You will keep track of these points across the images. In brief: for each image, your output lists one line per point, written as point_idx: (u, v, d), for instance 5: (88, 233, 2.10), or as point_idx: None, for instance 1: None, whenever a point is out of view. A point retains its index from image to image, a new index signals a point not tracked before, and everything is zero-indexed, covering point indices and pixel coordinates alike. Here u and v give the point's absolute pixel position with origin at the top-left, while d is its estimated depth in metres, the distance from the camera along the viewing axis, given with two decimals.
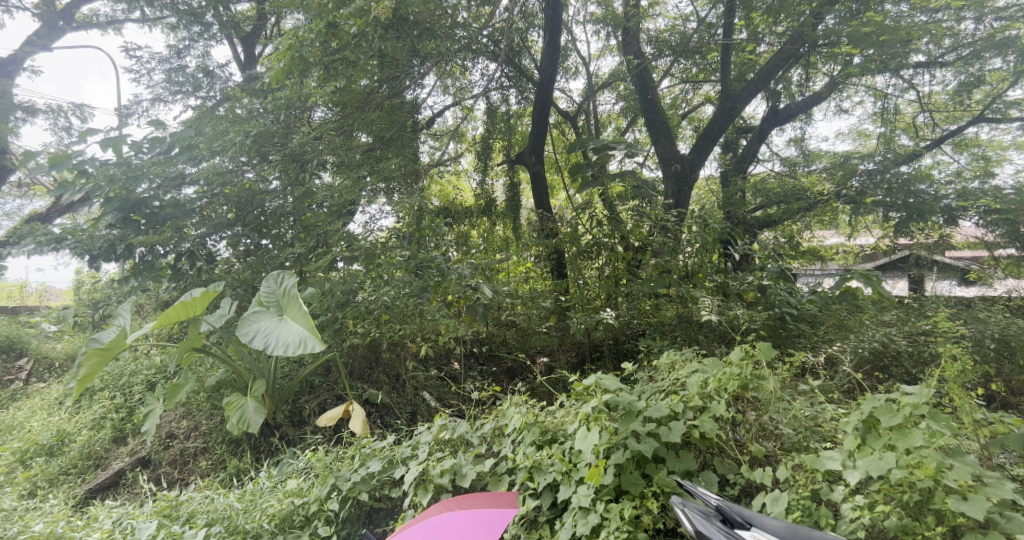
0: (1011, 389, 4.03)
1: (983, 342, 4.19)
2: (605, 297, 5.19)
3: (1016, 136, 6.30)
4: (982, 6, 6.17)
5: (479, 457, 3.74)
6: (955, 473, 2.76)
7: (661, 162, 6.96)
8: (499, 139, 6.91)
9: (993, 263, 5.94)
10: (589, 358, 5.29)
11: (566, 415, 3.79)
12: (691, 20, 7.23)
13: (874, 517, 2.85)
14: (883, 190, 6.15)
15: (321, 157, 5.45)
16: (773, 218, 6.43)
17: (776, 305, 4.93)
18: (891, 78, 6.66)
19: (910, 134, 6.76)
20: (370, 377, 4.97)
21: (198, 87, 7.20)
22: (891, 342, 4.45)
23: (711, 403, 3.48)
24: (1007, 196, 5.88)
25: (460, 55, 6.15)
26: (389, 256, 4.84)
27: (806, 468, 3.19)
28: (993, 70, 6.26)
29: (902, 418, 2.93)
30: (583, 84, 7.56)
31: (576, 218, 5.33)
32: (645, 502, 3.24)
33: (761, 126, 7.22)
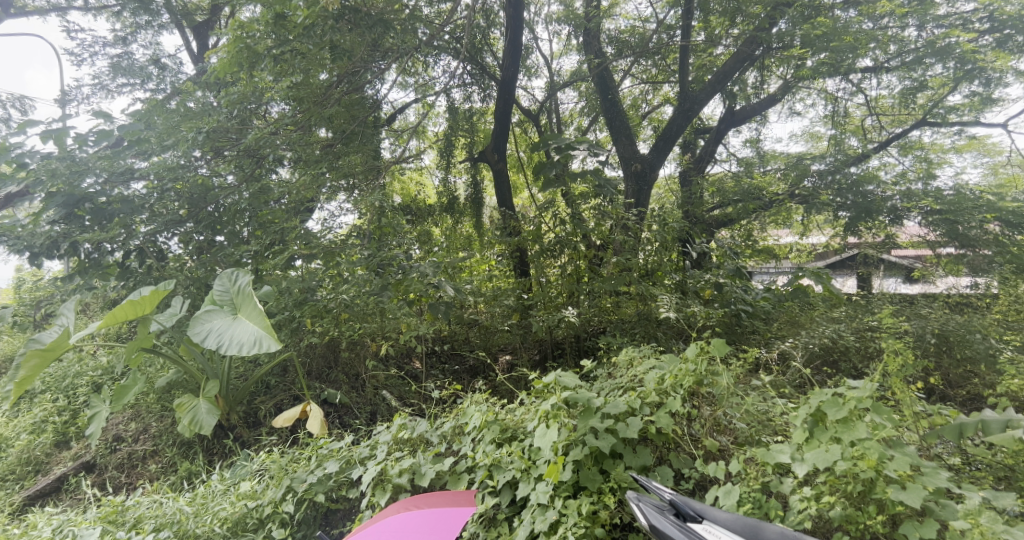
0: (949, 382, 4.17)
1: (924, 337, 4.35)
2: (568, 294, 5.25)
3: (955, 141, 6.69)
4: (925, 14, 6.33)
5: (439, 456, 3.73)
6: (895, 463, 2.87)
7: (622, 162, 7.06)
8: (463, 136, 6.85)
9: (935, 261, 6.15)
10: (550, 355, 5.36)
11: (526, 413, 3.82)
12: (650, 22, 7.30)
13: (820, 507, 2.96)
14: (834, 190, 6.45)
15: (278, 151, 5.34)
16: (731, 217, 6.47)
17: (731, 302, 5.03)
18: (841, 81, 6.80)
19: (858, 136, 6.97)
20: (327, 377, 4.90)
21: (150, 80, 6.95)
22: (840, 338, 4.61)
23: (667, 399, 3.56)
24: (946, 197, 6.15)
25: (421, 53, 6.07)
26: (349, 254, 4.76)
27: (757, 461, 3.29)
28: (934, 76, 6.47)
29: (847, 412, 3.03)
30: (544, 84, 7.58)
31: (539, 216, 5.36)
32: (602, 497, 3.29)
33: (718, 127, 7.39)
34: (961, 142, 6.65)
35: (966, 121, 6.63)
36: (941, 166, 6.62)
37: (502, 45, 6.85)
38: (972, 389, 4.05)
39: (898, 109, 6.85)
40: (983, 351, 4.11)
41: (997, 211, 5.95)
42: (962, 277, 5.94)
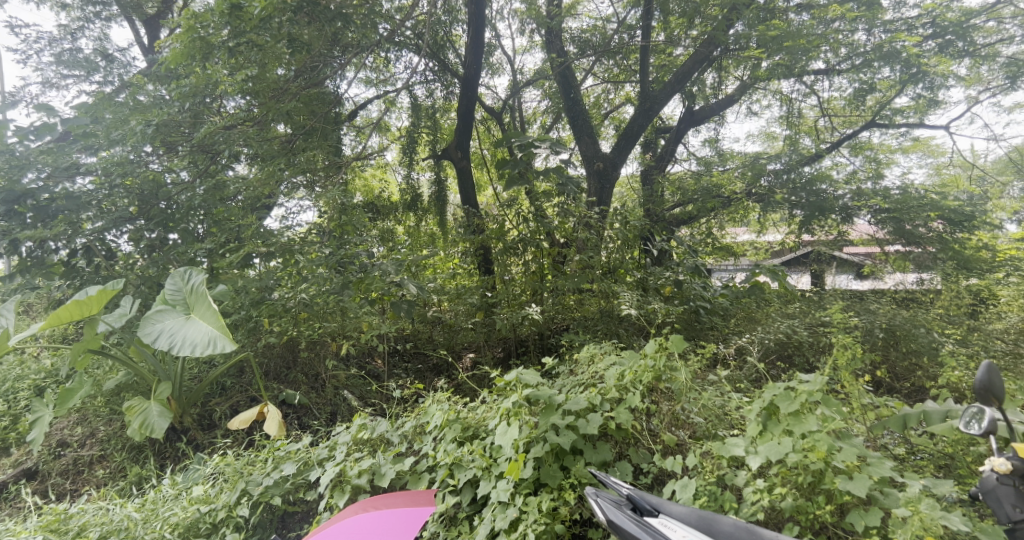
0: (895, 374, 4.31)
1: (873, 331, 4.48)
2: (531, 292, 5.25)
3: (901, 141, 7.29)
4: (873, 19, 6.39)
5: (399, 456, 3.71)
6: (843, 454, 2.96)
7: (585, 161, 7.04)
8: (425, 132, 6.79)
9: (884, 258, 6.54)
10: (514, 353, 5.36)
11: (488, 411, 3.83)
12: (612, 21, 7.34)
13: (773, 499, 3.03)
14: (789, 189, 6.56)
15: (233, 147, 5.17)
16: (691, 215, 6.75)
17: (690, 298, 5.10)
18: (795, 83, 7.00)
19: (812, 137, 7.48)
20: (286, 377, 4.80)
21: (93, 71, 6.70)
22: (794, 333, 4.73)
23: (626, 395, 3.60)
24: (894, 197, 6.36)
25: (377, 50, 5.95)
26: (308, 252, 4.67)
27: (713, 455, 3.36)
28: (882, 79, 6.68)
29: (799, 405, 3.12)
30: (507, 82, 7.59)
31: (501, 213, 5.39)
32: (562, 494, 3.31)
33: (679, 127, 7.70)
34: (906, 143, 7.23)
35: (913, 123, 7.19)
36: (889, 165, 7.12)
37: (464, 42, 6.86)
38: (916, 381, 4.16)
39: (849, 111, 7.27)
40: (926, 344, 4.23)
41: (942, 209, 6.15)
42: (908, 273, 6.26)
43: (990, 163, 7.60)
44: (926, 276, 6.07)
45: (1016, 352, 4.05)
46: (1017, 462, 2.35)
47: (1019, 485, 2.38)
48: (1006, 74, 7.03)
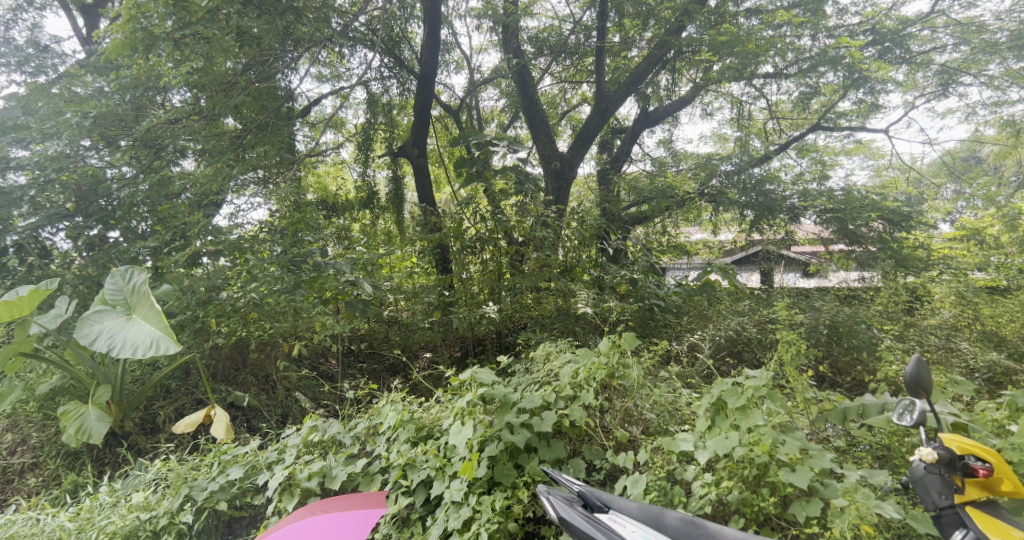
0: (838, 369, 4.43)
1: (817, 328, 4.62)
2: (489, 291, 5.26)
3: (845, 144, 7.70)
4: (818, 25, 6.61)
5: (352, 458, 3.65)
6: (786, 447, 3.04)
7: (542, 160, 7.04)
8: (381, 129, 6.76)
9: (829, 257, 6.77)
10: (471, 352, 5.31)
11: (442, 411, 3.80)
12: (568, 21, 7.35)
13: (720, 492, 3.09)
14: (740, 190, 6.70)
15: (178, 142, 5.01)
16: (646, 214, 6.88)
17: (645, 297, 5.18)
18: (745, 87, 7.16)
19: (761, 138, 7.67)
20: (234, 379, 4.67)
21: (20, 59, 6.31)
22: (743, 330, 4.87)
23: (581, 392, 3.63)
24: (838, 198, 6.60)
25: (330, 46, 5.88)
26: (260, 250, 4.57)
27: (664, 450, 3.41)
28: (827, 83, 6.88)
29: (746, 400, 3.20)
30: (465, 80, 7.57)
31: (460, 211, 5.29)
32: (516, 492, 3.32)
33: (634, 128, 7.84)
34: (850, 145, 7.67)
35: (856, 126, 7.58)
36: (834, 167, 7.36)
37: (421, 40, 6.81)
38: (857, 376, 4.29)
39: (796, 114, 7.58)
40: (866, 340, 4.40)
41: (881, 210, 6.50)
42: (851, 270, 6.51)
43: (926, 166, 8.09)
44: (867, 273, 6.36)
45: (947, 346, 4.25)
46: (943, 452, 2.42)
47: (946, 474, 2.44)
48: (939, 81, 7.51)
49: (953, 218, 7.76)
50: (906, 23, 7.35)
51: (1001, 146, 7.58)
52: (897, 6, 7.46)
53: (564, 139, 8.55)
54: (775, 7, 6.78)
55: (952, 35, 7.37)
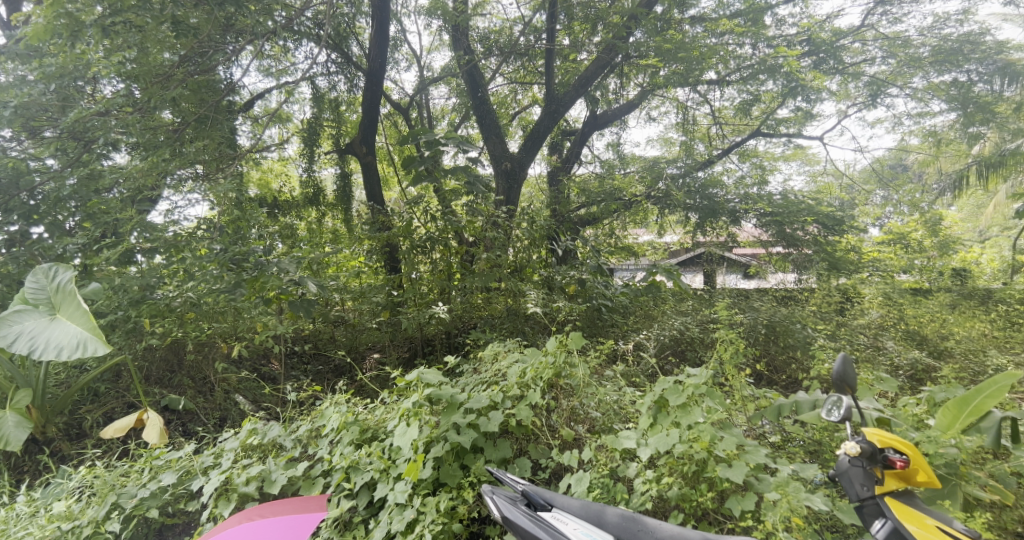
0: (773, 367, 4.60)
1: (756, 327, 4.76)
2: (439, 291, 5.18)
3: (783, 150, 8.09)
4: (758, 35, 6.86)
5: (292, 461, 3.56)
6: (724, 443, 3.11)
7: (493, 160, 7.03)
8: (328, 125, 6.66)
9: (767, 259, 7.08)
10: (420, 353, 5.23)
11: (387, 412, 3.75)
12: (518, 24, 7.42)
13: (660, 489, 3.16)
14: (687, 192, 6.90)
15: (111, 136, 4.78)
16: (595, 216, 6.85)
17: (593, 297, 5.27)
18: (690, 92, 7.37)
19: (705, 143, 7.79)
20: (169, 382, 4.49)
21: None
22: (686, 330, 5.00)
23: (527, 392, 3.65)
24: (777, 202, 6.91)
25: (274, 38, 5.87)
26: (197, 248, 4.39)
27: (607, 448, 3.46)
28: (766, 91, 7.13)
29: (686, 398, 3.29)
30: (415, 78, 7.53)
31: (409, 211, 5.21)
32: (461, 493, 3.31)
33: (583, 131, 7.95)
34: (787, 152, 8.07)
35: (793, 133, 7.90)
36: (773, 172, 7.66)
37: (368, 35, 6.69)
38: (790, 374, 4.45)
39: (738, 120, 7.78)
40: (801, 339, 4.54)
41: (816, 215, 6.76)
42: (788, 272, 6.88)
43: (857, 173, 8.46)
44: (803, 276, 6.61)
45: (875, 345, 4.46)
46: (865, 445, 2.53)
47: (867, 466, 2.55)
48: (869, 91, 7.85)
49: (882, 223, 8.34)
50: (840, 35, 7.78)
51: (924, 154, 8.29)
52: (832, 18, 7.82)
53: (515, 139, 8.58)
54: (718, 16, 7.00)
55: (881, 48, 7.75)
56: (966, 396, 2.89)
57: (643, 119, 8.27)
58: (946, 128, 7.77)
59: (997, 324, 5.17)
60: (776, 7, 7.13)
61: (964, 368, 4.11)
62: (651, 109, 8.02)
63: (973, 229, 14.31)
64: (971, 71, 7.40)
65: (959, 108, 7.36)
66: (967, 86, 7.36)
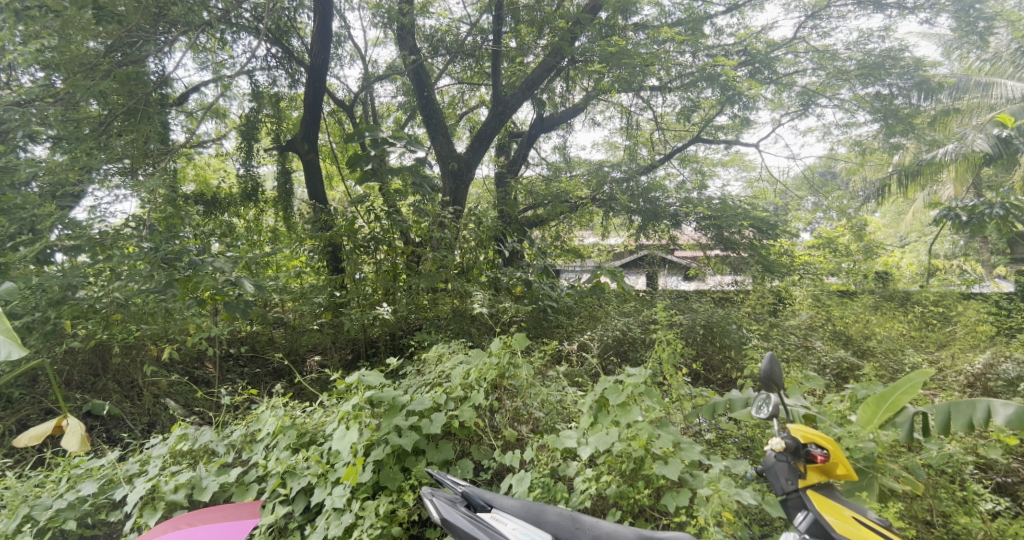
0: (710, 366, 4.74)
1: (694, 328, 4.87)
2: (384, 292, 5.05)
3: (722, 156, 8.43)
4: (697, 43, 7.01)
5: (225, 467, 3.43)
6: (661, 441, 3.18)
7: (439, 160, 7.00)
8: (267, 121, 6.49)
9: (706, 262, 7.30)
10: (363, 355, 5.12)
11: (327, 415, 3.67)
12: (462, 23, 7.35)
13: (599, 487, 3.19)
14: (629, 197, 6.97)
15: (30, 127, 4.34)
16: (542, 218, 7.01)
17: (539, 298, 5.36)
18: (633, 98, 7.50)
19: (649, 148, 8.10)
20: (92, 386, 4.25)
21: None
22: (629, 331, 5.10)
23: (471, 393, 3.64)
24: (715, 206, 7.10)
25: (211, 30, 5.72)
26: (124, 245, 4.13)
27: (548, 448, 3.48)
28: (705, 99, 7.33)
29: (625, 397, 3.34)
30: (359, 74, 7.32)
31: (352, 209, 5.10)
32: (401, 496, 3.26)
33: (530, 133, 7.96)
34: (724, 158, 8.41)
35: (731, 140, 8.25)
36: (711, 178, 7.99)
37: (310, 30, 6.54)
38: (725, 372, 4.59)
39: (679, 126, 8.06)
40: (736, 339, 4.69)
41: (752, 220, 7.00)
42: (725, 274, 7.14)
43: (790, 180, 8.74)
44: (739, 277, 6.89)
45: (804, 344, 4.65)
46: (790, 440, 2.62)
47: (792, 461, 2.64)
48: (800, 101, 8.20)
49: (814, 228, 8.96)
50: (773, 46, 8.10)
51: (851, 162, 8.80)
52: (766, 30, 8.12)
53: (462, 140, 8.60)
54: (660, 23, 7.16)
55: (811, 61, 8.12)
56: (884, 392, 3.07)
57: (588, 123, 8.40)
58: (869, 137, 8.18)
59: (914, 324, 5.48)
60: (713, 17, 7.37)
61: (883, 366, 4.35)
62: (596, 113, 8.14)
63: (893, 234, 15.27)
64: (891, 84, 7.80)
65: (881, 119, 7.78)
66: (889, 99, 7.77)
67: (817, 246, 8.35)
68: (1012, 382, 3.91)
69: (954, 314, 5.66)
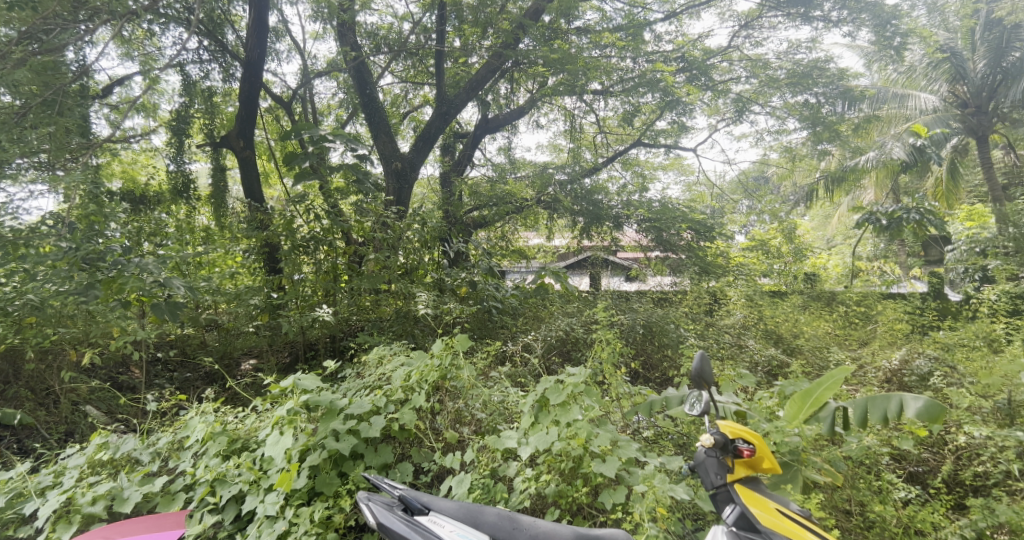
0: (649, 365, 4.85)
1: (634, 328, 4.97)
2: (324, 293, 4.91)
3: (661, 160, 8.67)
4: (637, 49, 7.17)
5: (149, 477, 3.27)
6: (599, 439, 3.21)
7: (382, 159, 6.89)
8: (200, 116, 6.26)
9: (647, 263, 7.47)
10: (303, 357, 5.00)
11: (261, 420, 3.54)
12: (406, 22, 7.27)
13: (539, 486, 3.21)
14: (573, 198, 7.09)
15: None
16: (487, 219, 7.02)
17: (484, 298, 5.37)
18: (576, 101, 7.63)
19: (591, 150, 8.27)
20: (3, 394, 3.99)
21: None
22: (572, 331, 5.16)
23: (412, 395, 3.58)
24: (655, 208, 7.28)
25: (137, 21, 5.47)
26: (39, 245, 3.89)
27: (489, 449, 3.46)
28: (645, 103, 7.51)
29: (566, 396, 3.35)
30: (298, 69, 7.16)
31: (290, 208, 4.85)
32: (338, 501, 3.18)
33: (475, 133, 7.96)
34: (664, 162, 8.63)
35: (670, 144, 8.37)
36: (651, 181, 8.22)
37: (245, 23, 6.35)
38: (663, 371, 4.71)
39: (621, 130, 8.27)
40: (674, 338, 4.81)
41: (690, 222, 7.25)
42: (664, 275, 7.32)
43: (726, 184, 9.07)
44: (678, 278, 7.06)
45: (738, 343, 4.80)
46: (718, 436, 2.70)
47: (721, 456, 2.72)
48: (735, 108, 8.50)
49: (748, 230, 9.26)
50: (709, 54, 8.38)
51: (782, 168, 9.20)
52: (702, 38, 8.38)
53: (406, 139, 8.53)
54: (601, 28, 7.30)
55: (745, 69, 8.46)
56: (809, 389, 3.17)
57: (532, 125, 8.47)
58: (799, 144, 8.56)
59: (839, 323, 5.75)
60: (653, 23, 7.55)
61: (810, 363, 4.55)
62: (540, 115, 8.21)
63: (822, 237, 16.12)
64: (819, 94, 8.15)
65: (810, 126, 8.11)
66: (816, 107, 8.08)
67: (751, 248, 8.61)
68: (924, 377, 4.15)
69: (875, 313, 5.98)
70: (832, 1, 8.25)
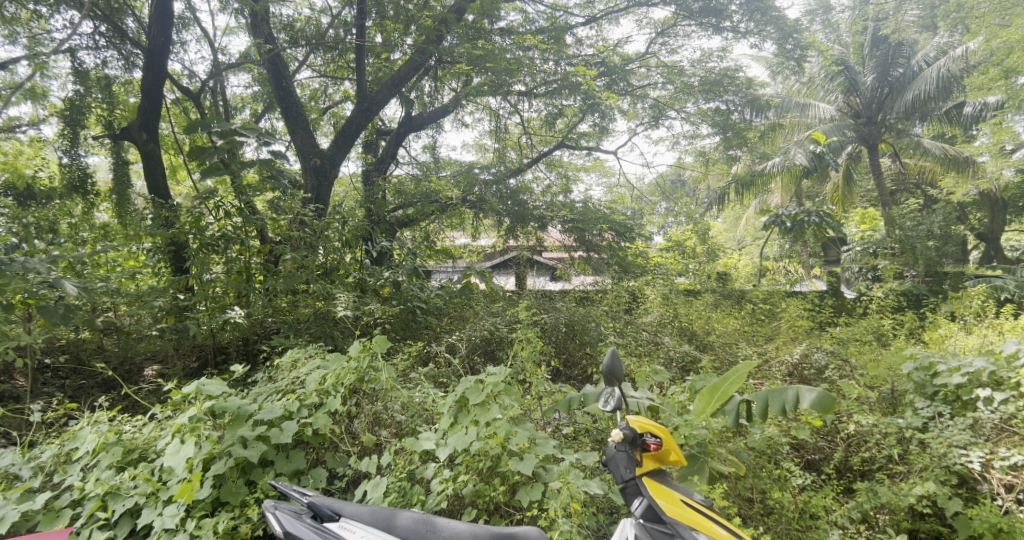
0: (569, 362, 4.92)
1: (557, 326, 5.03)
2: (236, 294, 4.64)
3: (585, 161, 8.96)
4: (558, 52, 7.26)
5: (30, 493, 2.99)
6: (517, 438, 3.20)
7: (300, 155, 6.68)
8: (97, 109, 5.78)
9: (570, 263, 7.64)
10: (212, 361, 4.74)
11: (161, 429, 3.30)
12: (325, 15, 7.06)
13: (456, 486, 3.17)
14: (498, 198, 7.10)
15: None
16: (411, 218, 6.92)
17: (408, 299, 5.28)
18: (501, 102, 7.64)
19: (515, 151, 8.31)
20: None
21: None
22: (496, 330, 5.16)
23: (326, 398, 3.45)
24: (579, 209, 7.40)
25: None
26: None
27: (406, 451, 3.39)
28: (568, 106, 7.64)
29: (485, 396, 3.32)
30: (207, 61, 6.81)
31: (199, 204, 4.57)
32: (244, 511, 3.02)
33: (398, 130, 7.85)
34: (587, 164, 8.81)
35: (591, 146, 8.67)
36: (575, 182, 8.36)
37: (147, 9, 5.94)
38: (583, 368, 4.80)
39: (545, 132, 8.37)
40: (594, 336, 4.90)
41: (611, 223, 7.46)
42: (587, 274, 7.48)
43: (645, 186, 9.35)
44: (599, 277, 7.23)
45: (654, 341, 4.94)
46: (627, 431, 2.73)
47: (630, 450, 2.75)
48: (652, 113, 8.80)
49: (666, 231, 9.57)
50: (628, 60, 8.61)
51: (696, 171, 9.58)
52: (621, 44, 8.61)
53: (325, 135, 8.32)
54: (523, 30, 7.37)
55: (661, 75, 8.74)
56: (717, 383, 3.30)
57: (457, 123, 8.43)
58: (711, 149, 8.96)
59: (747, 319, 6.01)
60: (574, 28, 7.71)
61: (719, 359, 4.76)
62: (465, 114, 8.19)
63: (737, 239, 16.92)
64: (729, 101, 8.53)
65: (721, 132, 8.52)
66: (727, 114, 8.49)
67: (668, 248, 8.92)
68: (822, 370, 4.43)
69: (779, 310, 6.31)
70: (741, 13, 8.65)
